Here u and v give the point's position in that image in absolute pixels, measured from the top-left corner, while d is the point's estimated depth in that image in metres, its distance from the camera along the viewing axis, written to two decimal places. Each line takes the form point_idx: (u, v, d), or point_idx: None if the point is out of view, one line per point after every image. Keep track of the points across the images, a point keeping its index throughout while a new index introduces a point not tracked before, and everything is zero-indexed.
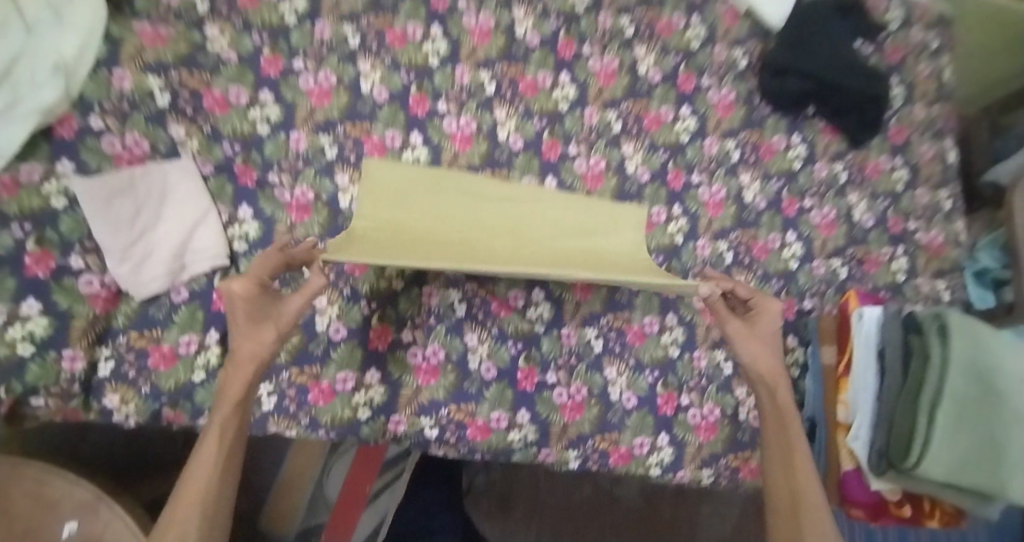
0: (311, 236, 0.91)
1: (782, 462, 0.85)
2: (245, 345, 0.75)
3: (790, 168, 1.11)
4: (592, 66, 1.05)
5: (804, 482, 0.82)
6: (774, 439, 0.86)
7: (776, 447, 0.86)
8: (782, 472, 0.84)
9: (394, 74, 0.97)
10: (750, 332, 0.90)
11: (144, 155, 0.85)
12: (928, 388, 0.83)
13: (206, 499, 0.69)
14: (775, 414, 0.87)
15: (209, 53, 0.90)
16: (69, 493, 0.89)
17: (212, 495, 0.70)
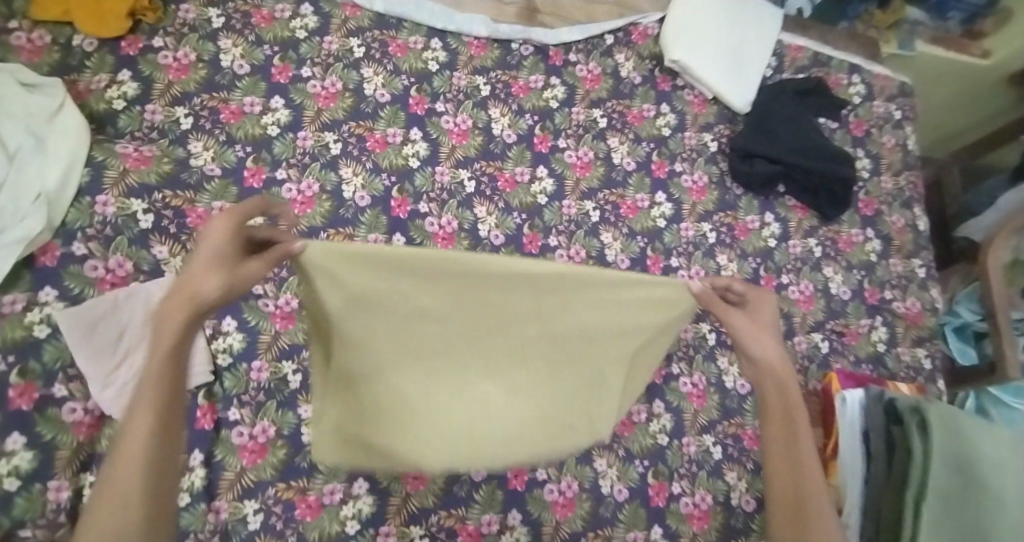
0: (296, 345, 0.91)
1: (786, 472, 0.61)
2: (205, 255, 0.52)
3: (766, 246, 1.14)
4: (568, 159, 1.10)
5: (812, 495, 0.58)
6: (781, 448, 0.62)
7: (779, 445, 0.62)
8: (790, 496, 0.59)
9: (375, 178, 1.00)
10: (756, 326, 0.67)
11: (127, 275, 0.85)
12: (913, 477, 0.82)
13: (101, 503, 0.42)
14: (781, 416, 0.63)
15: (192, 170, 0.92)
16: None
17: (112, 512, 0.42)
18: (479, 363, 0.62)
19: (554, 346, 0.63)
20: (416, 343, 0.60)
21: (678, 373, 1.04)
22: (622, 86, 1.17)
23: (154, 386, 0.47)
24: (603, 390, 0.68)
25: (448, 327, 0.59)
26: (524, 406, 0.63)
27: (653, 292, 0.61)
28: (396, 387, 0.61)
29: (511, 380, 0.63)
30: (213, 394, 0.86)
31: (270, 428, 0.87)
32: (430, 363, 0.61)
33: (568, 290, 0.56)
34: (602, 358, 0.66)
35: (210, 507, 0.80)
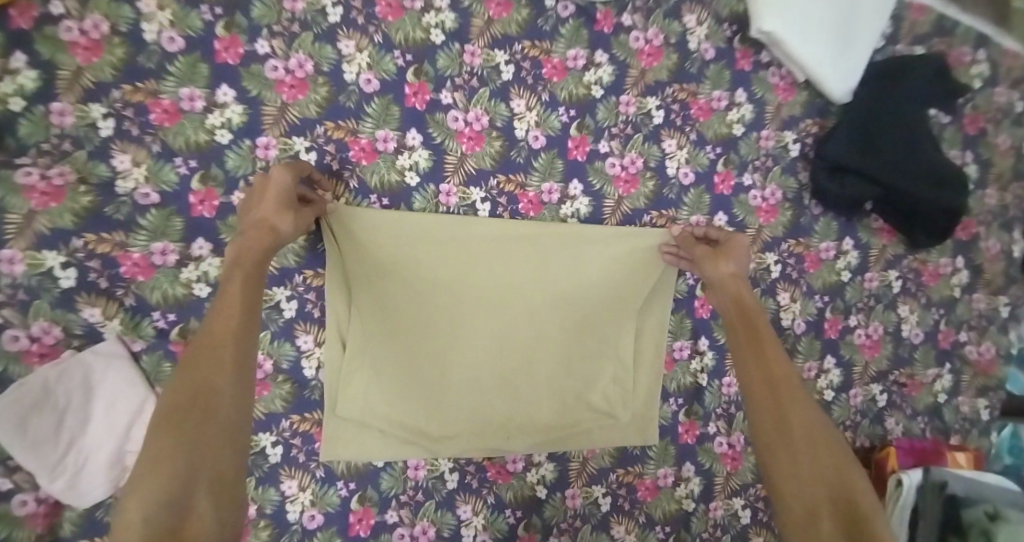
0: (273, 413, 0.77)
1: (774, 405, 0.71)
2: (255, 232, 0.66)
3: (838, 281, 0.96)
4: (610, 169, 0.86)
5: (789, 406, 0.71)
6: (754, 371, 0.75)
7: (754, 366, 0.75)
8: (769, 401, 0.72)
9: (363, 200, 0.79)
10: (730, 271, 0.82)
11: (57, 342, 0.69)
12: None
13: (182, 423, 0.54)
14: (752, 346, 0.76)
15: (119, 200, 0.70)
16: None
17: (205, 413, 0.55)
18: (516, 311, 0.82)
19: (560, 284, 0.83)
20: (454, 289, 0.80)
21: (713, 433, 0.91)
22: (689, 63, 0.88)
23: (235, 310, 0.61)
24: (610, 332, 0.86)
25: (485, 291, 0.81)
26: (555, 337, 0.84)
27: (633, 239, 0.86)
28: (450, 352, 0.80)
29: (540, 321, 0.83)
30: None
31: (251, 507, 0.76)
32: (463, 306, 0.80)
33: (560, 245, 0.84)
34: (606, 308, 0.85)
35: None
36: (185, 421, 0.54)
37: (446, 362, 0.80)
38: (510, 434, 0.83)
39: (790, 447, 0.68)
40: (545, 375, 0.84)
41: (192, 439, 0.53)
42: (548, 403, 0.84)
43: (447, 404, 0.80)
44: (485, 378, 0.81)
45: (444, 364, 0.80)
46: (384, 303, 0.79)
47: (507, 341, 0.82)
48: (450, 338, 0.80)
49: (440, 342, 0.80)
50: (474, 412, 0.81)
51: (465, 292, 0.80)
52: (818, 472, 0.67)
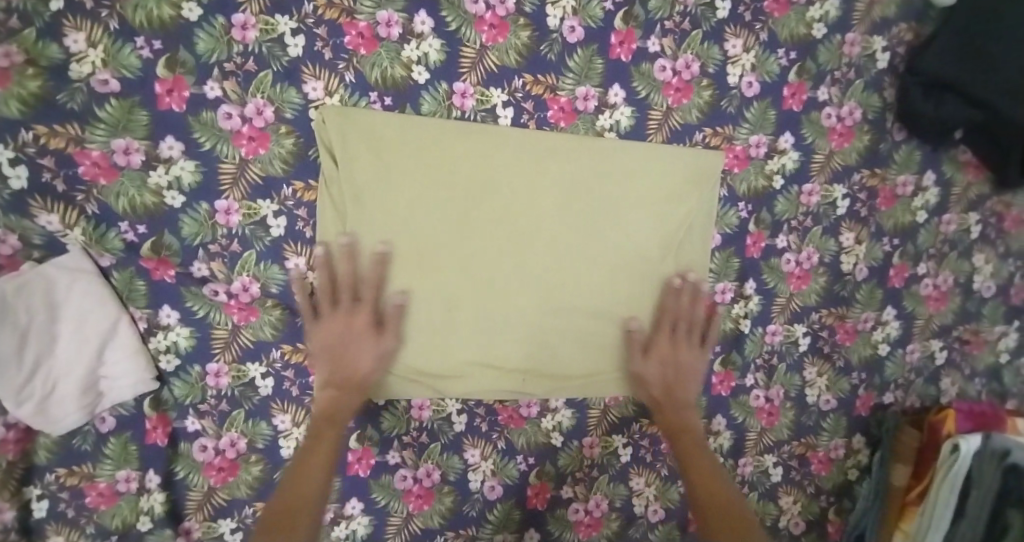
0: (262, 341, 0.69)
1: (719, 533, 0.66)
2: (330, 336, 0.64)
3: (912, 223, 0.82)
4: (659, 74, 0.71)
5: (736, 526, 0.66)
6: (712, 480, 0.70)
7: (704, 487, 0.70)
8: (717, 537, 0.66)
9: (360, 99, 0.65)
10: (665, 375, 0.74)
11: (14, 253, 0.60)
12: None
13: (291, 515, 0.59)
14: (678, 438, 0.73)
15: (73, 85, 0.58)
16: None
17: (310, 513, 0.60)
18: (536, 243, 0.70)
19: (591, 212, 0.71)
20: (465, 213, 0.68)
21: (751, 385, 0.82)
22: None
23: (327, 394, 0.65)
24: (650, 270, 0.74)
25: (490, 212, 0.68)
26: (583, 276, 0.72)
27: (668, 157, 0.72)
28: (456, 288, 0.69)
29: (563, 256, 0.71)
30: (162, 402, 0.69)
31: (240, 442, 0.71)
32: (475, 234, 0.68)
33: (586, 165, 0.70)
34: (636, 240, 0.72)
35: (180, 530, 0.71)
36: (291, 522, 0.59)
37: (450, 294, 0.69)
38: (528, 376, 0.74)
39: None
40: (572, 318, 0.73)
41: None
42: (570, 340, 0.73)
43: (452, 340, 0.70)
44: (496, 314, 0.70)
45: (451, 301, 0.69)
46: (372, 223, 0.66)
47: (517, 269, 0.70)
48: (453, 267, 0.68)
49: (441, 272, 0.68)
50: (487, 352, 0.71)
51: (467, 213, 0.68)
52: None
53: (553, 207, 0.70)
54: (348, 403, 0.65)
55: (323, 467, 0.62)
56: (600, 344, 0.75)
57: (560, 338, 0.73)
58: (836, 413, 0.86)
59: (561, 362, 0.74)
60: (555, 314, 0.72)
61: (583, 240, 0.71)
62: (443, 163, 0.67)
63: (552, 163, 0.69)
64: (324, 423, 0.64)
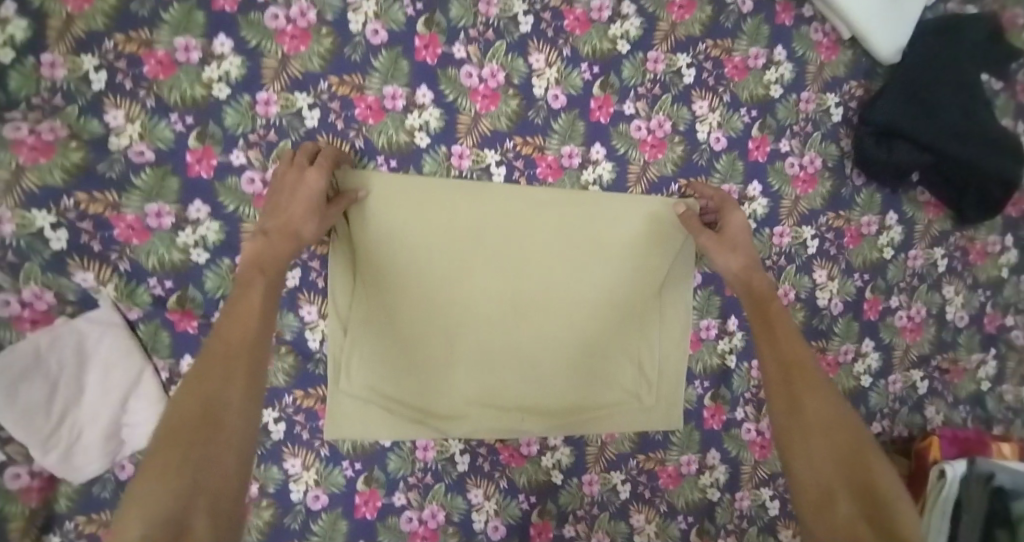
0: (275, 388, 0.72)
1: (786, 383, 0.65)
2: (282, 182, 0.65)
3: (880, 259, 0.88)
4: (635, 133, 0.79)
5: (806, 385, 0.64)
6: (790, 352, 0.67)
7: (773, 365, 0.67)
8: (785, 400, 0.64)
9: (368, 162, 0.73)
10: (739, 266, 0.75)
11: (50, 308, 0.65)
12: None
13: (216, 366, 0.52)
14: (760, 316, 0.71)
15: (112, 157, 0.65)
16: None
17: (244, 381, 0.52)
18: (529, 285, 0.76)
19: (580, 259, 0.77)
20: (465, 260, 0.75)
21: (741, 419, 0.85)
22: (724, 17, 0.80)
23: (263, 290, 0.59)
24: (634, 310, 0.80)
25: (485, 259, 0.75)
26: (574, 317, 0.78)
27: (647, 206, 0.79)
28: (456, 329, 0.75)
29: (553, 291, 0.77)
30: None
31: (252, 486, 0.72)
32: (472, 277, 0.75)
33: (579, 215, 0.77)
34: (619, 279, 0.79)
35: None
36: (211, 388, 0.50)
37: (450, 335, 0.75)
38: (525, 414, 0.78)
39: (805, 427, 0.61)
40: (565, 352, 0.78)
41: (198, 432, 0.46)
42: (563, 375, 0.78)
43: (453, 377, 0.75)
44: (493, 351, 0.76)
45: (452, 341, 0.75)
46: (379, 274, 0.73)
47: (511, 309, 0.76)
48: (453, 309, 0.74)
49: (441, 314, 0.74)
50: (488, 387, 0.76)
51: (464, 260, 0.75)
52: (845, 455, 0.58)
53: (542, 253, 0.76)
54: (280, 247, 0.63)
55: (259, 304, 0.58)
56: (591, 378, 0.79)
57: (554, 373, 0.78)
58: None
59: (556, 396, 0.78)
60: (547, 349, 0.77)
61: (570, 282, 0.77)
62: (443, 217, 0.74)
63: (540, 213, 0.76)
64: (253, 269, 0.61)
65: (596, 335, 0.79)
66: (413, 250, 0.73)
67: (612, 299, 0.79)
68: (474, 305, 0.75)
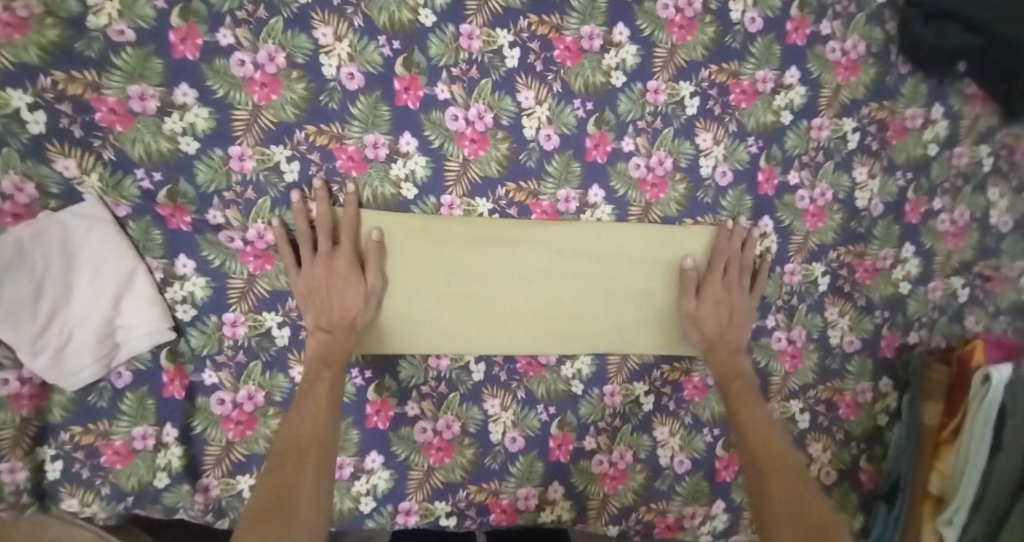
0: (277, 291, 0.69)
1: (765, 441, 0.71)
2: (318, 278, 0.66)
3: (924, 156, 0.82)
4: (662, 12, 0.72)
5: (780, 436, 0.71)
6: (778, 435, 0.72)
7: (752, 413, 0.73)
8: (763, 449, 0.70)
9: (369, 43, 0.66)
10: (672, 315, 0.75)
11: (32, 203, 0.60)
12: None
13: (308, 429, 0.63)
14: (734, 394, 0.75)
15: (90, 35, 0.58)
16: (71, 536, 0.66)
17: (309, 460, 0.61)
18: (533, 255, 0.73)
19: (585, 259, 0.74)
20: (465, 245, 0.71)
21: (773, 327, 0.81)
22: None
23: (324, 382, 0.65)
24: (651, 273, 0.76)
25: (485, 241, 0.72)
26: (581, 281, 0.74)
27: (661, 231, 0.75)
28: (463, 295, 0.72)
29: (559, 263, 0.73)
30: (178, 355, 0.68)
31: (257, 395, 0.71)
32: (474, 257, 0.71)
33: (581, 332, 0.75)
34: (629, 251, 0.75)
35: (198, 487, 0.71)
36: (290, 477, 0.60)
37: (458, 295, 0.72)
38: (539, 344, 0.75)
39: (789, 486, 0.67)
40: (577, 304, 0.75)
41: (292, 470, 0.60)
42: (578, 322, 0.75)
43: (465, 326, 0.72)
44: (503, 306, 0.73)
45: (446, 318, 0.72)
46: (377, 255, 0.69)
47: (517, 277, 0.73)
48: (459, 282, 0.71)
49: (447, 287, 0.71)
50: (502, 334, 0.73)
51: (465, 246, 0.71)
52: (798, 517, 0.64)
53: (546, 238, 0.73)
54: (344, 344, 0.67)
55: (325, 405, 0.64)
56: (609, 326, 0.76)
57: (569, 319, 0.75)
58: (861, 354, 0.85)
59: (571, 336, 0.75)
60: (558, 303, 0.74)
61: (576, 258, 0.74)
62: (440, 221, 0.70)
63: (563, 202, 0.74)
64: (319, 365, 0.66)
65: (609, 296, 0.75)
66: (411, 241, 0.70)
67: (622, 268, 0.75)
68: (480, 279, 0.72)
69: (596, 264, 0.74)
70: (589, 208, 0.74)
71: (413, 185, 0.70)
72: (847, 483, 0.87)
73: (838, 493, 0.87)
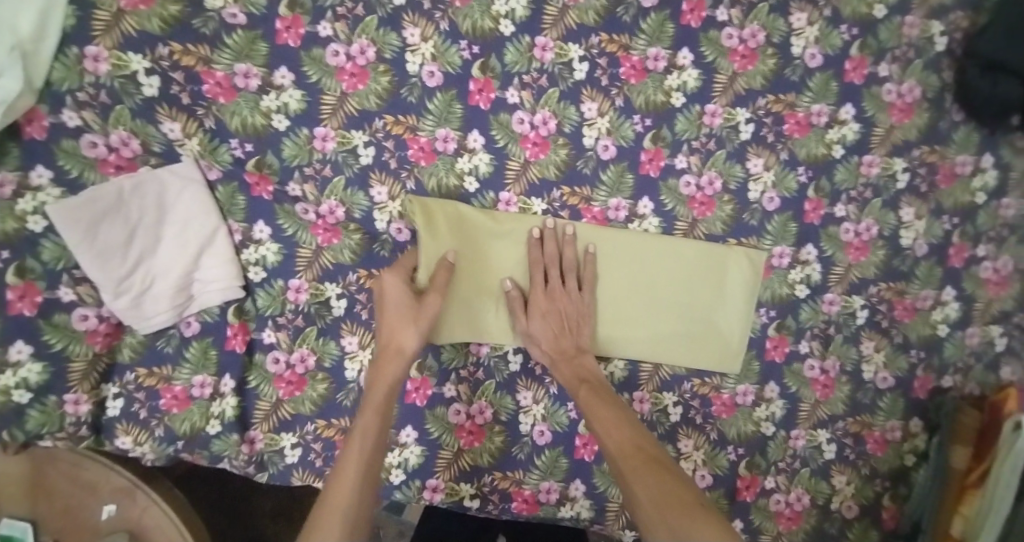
0: (340, 265, 0.74)
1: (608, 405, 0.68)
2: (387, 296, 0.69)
3: (972, 203, 0.83)
4: (726, 41, 0.76)
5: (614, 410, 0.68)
6: (626, 431, 0.65)
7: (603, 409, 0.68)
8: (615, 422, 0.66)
9: (451, 45, 0.71)
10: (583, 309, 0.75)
11: (134, 157, 0.67)
12: None
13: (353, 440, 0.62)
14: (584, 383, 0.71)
15: (206, 14, 0.66)
16: (107, 476, 0.74)
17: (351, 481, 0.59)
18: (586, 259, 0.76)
19: (636, 270, 0.77)
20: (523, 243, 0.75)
21: (805, 353, 0.82)
22: None
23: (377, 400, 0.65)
24: (694, 290, 0.79)
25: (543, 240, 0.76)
26: (630, 289, 0.78)
27: (706, 251, 0.78)
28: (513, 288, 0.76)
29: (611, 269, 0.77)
30: (244, 313, 0.74)
31: (310, 358, 0.75)
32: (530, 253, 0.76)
33: (624, 337, 0.78)
34: (678, 267, 0.78)
35: (245, 438, 0.75)
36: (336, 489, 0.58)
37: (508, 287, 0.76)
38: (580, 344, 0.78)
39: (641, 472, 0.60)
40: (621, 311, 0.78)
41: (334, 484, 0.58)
42: (620, 328, 0.78)
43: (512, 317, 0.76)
44: None
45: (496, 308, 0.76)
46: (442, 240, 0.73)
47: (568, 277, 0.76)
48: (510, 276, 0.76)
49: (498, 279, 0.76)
50: None
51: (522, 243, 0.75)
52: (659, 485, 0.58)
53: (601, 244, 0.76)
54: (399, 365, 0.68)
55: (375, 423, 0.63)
56: (651, 335, 0.78)
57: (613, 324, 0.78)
58: (894, 392, 0.85)
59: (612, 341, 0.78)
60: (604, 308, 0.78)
61: (627, 267, 0.77)
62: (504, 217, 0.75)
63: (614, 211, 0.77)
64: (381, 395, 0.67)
65: (654, 308, 0.78)
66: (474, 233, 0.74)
67: (669, 282, 0.78)
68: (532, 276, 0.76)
69: (646, 275, 0.78)
70: (637, 218, 0.78)
71: (475, 179, 0.75)
72: (868, 519, 0.87)
73: (859, 528, 0.87)
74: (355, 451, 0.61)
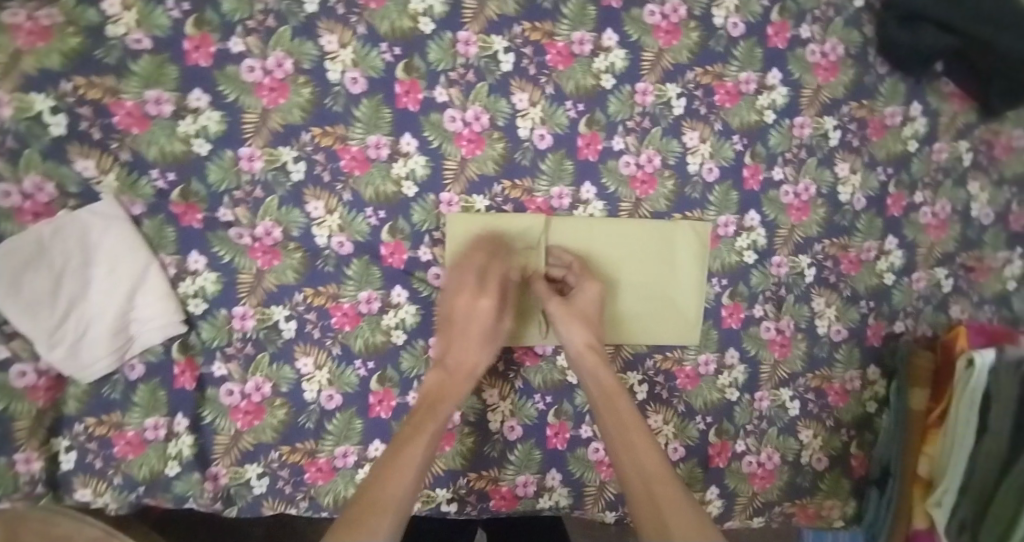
0: (285, 286, 0.72)
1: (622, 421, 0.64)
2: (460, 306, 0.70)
3: (903, 152, 0.85)
4: (649, 18, 0.76)
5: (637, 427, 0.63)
6: (657, 457, 0.60)
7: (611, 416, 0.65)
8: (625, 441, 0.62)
9: (372, 49, 0.70)
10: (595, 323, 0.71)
11: (51, 201, 0.63)
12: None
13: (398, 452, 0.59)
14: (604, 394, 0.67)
15: (108, 43, 0.63)
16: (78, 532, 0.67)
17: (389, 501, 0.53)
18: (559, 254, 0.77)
19: (607, 258, 0.78)
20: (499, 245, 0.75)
21: (761, 317, 0.84)
22: None
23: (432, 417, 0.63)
24: (664, 271, 0.79)
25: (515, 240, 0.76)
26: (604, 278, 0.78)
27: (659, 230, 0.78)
28: None
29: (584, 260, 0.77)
30: (190, 347, 0.72)
31: (265, 386, 0.73)
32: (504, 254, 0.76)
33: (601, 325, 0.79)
34: (647, 250, 0.79)
35: (207, 475, 0.72)
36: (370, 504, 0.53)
37: None
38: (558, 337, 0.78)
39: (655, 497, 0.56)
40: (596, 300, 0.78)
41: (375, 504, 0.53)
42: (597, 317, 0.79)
43: None
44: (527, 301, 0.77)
45: None
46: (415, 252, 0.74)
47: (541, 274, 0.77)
48: None
49: None
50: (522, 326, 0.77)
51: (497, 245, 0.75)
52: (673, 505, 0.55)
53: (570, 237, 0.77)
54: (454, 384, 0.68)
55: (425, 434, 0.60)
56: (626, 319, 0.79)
57: None
58: (848, 343, 0.87)
59: None
60: None
61: (599, 256, 0.78)
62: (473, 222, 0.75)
63: (558, 199, 0.77)
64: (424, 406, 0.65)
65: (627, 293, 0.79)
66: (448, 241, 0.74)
67: (639, 266, 0.79)
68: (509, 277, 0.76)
69: (619, 263, 0.78)
70: (581, 204, 0.78)
71: (413, 183, 0.73)
72: (839, 469, 0.89)
73: (831, 478, 0.89)
74: (421, 454, 0.58)
